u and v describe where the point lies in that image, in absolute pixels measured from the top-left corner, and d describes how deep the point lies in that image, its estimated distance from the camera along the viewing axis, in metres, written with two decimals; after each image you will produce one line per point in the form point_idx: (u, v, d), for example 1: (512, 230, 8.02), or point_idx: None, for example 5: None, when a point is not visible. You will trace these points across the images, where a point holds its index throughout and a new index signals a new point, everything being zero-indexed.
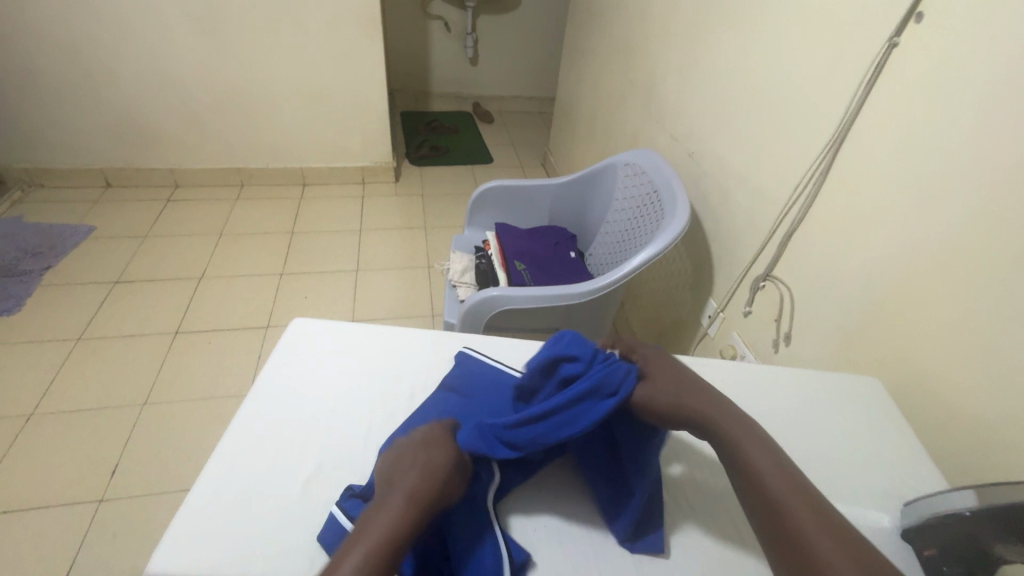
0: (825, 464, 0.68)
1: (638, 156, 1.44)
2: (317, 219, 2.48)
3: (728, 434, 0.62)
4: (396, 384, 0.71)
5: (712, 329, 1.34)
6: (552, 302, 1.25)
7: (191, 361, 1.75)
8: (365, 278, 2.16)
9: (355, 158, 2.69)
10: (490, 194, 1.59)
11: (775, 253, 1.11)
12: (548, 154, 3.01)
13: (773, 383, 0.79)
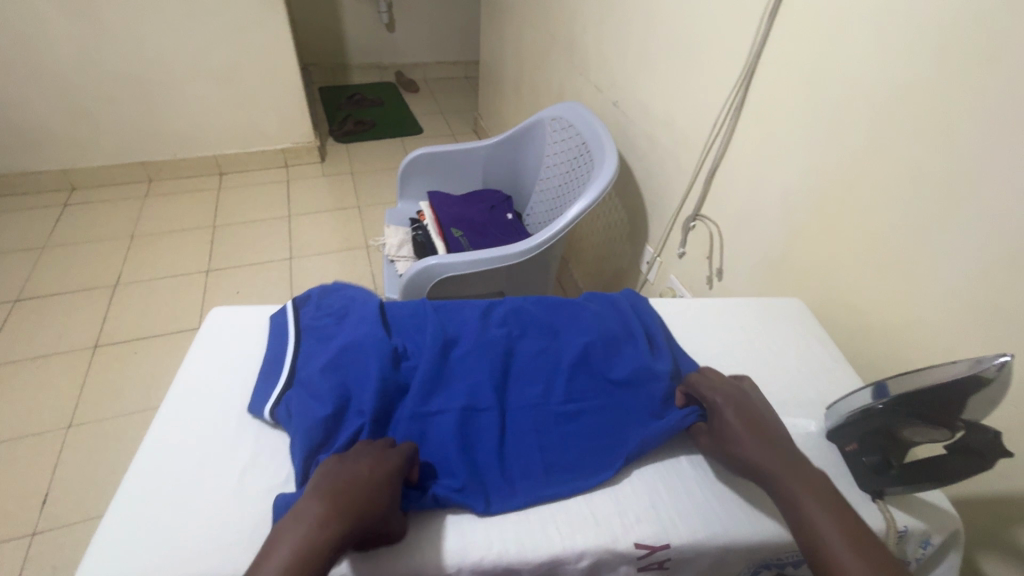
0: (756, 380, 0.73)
1: (564, 109, 1.42)
2: (241, 208, 2.32)
3: (790, 490, 0.54)
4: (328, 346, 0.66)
5: (651, 274, 1.38)
6: (493, 264, 1.26)
7: (117, 375, 1.62)
8: (300, 265, 2.06)
9: (273, 140, 2.52)
10: (419, 163, 1.54)
11: (701, 192, 1.14)
12: (478, 119, 2.95)
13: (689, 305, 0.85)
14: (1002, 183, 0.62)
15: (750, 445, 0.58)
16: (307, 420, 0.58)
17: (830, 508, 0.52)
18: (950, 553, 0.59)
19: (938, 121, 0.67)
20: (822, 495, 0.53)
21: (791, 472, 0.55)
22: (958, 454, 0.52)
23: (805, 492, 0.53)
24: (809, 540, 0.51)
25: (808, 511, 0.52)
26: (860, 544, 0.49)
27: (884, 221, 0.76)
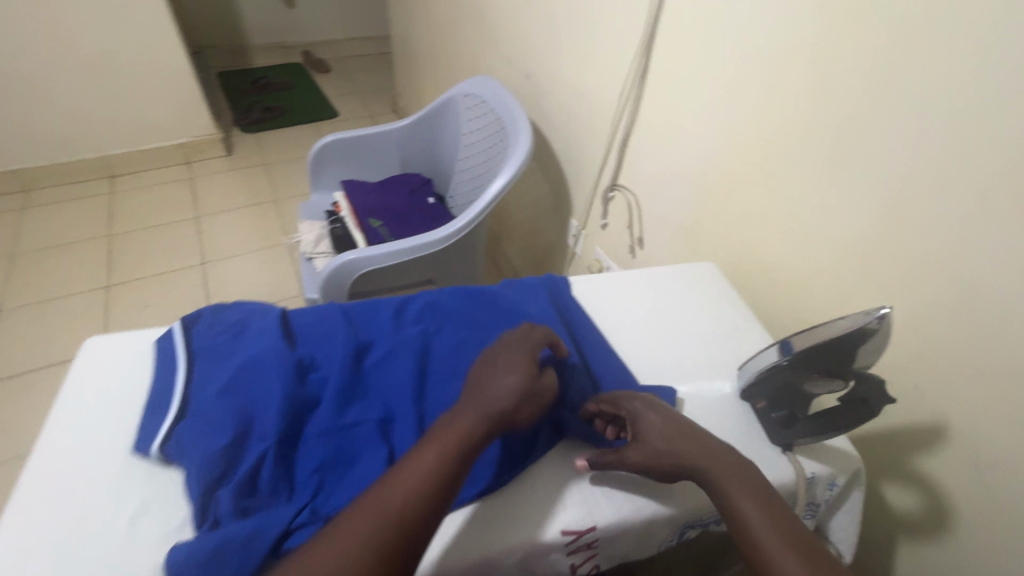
0: (673, 347, 0.74)
1: (475, 84, 1.37)
2: (140, 213, 2.11)
3: (725, 486, 0.53)
4: (227, 368, 0.61)
5: (579, 247, 1.38)
6: (414, 253, 1.21)
7: (11, 413, 1.45)
8: (215, 270, 1.91)
9: (169, 134, 2.30)
10: (329, 151, 1.44)
11: (616, 161, 1.14)
12: (396, 98, 2.82)
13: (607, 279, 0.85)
14: (880, 138, 0.64)
15: (675, 446, 0.56)
16: (202, 451, 0.53)
17: (761, 500, 0.52)
18: (855, 489, 0.63)
19: (823, 80, 0.69)
20: (756, 491, 0.53)
21: (726, 473, 0.54)
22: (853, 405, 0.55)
23: (744, 491, 0.52)
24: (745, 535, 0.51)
25: (742, 506, 0.52)
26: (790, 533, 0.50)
27: (781, 180, 0.78)
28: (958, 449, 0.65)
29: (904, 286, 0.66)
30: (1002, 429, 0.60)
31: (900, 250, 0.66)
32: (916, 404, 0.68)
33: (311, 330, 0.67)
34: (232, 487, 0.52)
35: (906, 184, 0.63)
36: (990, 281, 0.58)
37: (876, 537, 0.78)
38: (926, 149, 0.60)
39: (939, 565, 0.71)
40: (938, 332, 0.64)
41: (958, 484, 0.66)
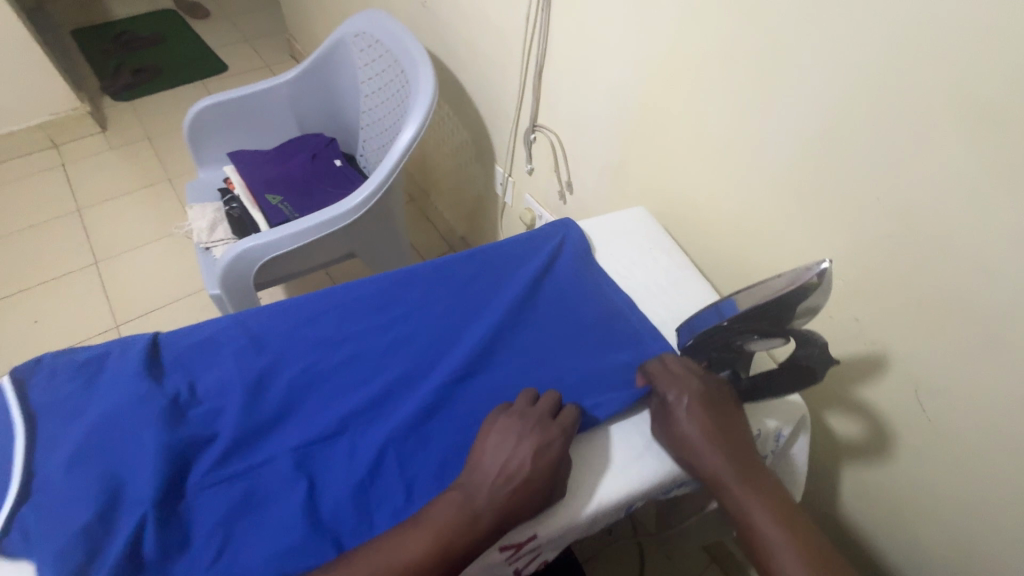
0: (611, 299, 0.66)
1: (362, 21, 1.18)
2: (6, 214, 1.82)
3: (735, 505, 0.51)
4: (74, 428, 0.50)
5: (508, 196, 1.27)
6: (322, 229, 1.06)
7: None
8: (110, 269, 1.69)
9: (22, 115, 1.94)
10: (205, 118, 1.23)
11: (533, 100, 1.02)
12: (292, 41, 2.48)
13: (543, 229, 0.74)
14: (812, 53, 0.57)
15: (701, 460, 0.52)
16: (63, 533, 0.44)
17: (773, 507, 0.50)
18: (801, 435, 0.61)
19: None
20: (773, 505, 0.50)
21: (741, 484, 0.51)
22: (790, 368, 0.54)
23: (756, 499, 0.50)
24: (752, 546, 0.49)
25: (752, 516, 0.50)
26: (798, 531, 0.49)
27: (708, 109, 0.70)
28: (898, 376, 0.64)
29: (841, 217, 0.61)
30: (939, 355, 0.59)
31: (835, 179, 0.60)
32: (856, 337, 0.66)
33: (201, 358, 0.58)
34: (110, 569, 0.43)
35: (839, 101, 0.56)
36: (929, 205, 0.54)
37: (824, 465, 0.79)
38: (861, 64, 0.53)
39: (882, 485, 0.72)
40: (877, 264, 0.60)
41: (899, 411, 0.66)
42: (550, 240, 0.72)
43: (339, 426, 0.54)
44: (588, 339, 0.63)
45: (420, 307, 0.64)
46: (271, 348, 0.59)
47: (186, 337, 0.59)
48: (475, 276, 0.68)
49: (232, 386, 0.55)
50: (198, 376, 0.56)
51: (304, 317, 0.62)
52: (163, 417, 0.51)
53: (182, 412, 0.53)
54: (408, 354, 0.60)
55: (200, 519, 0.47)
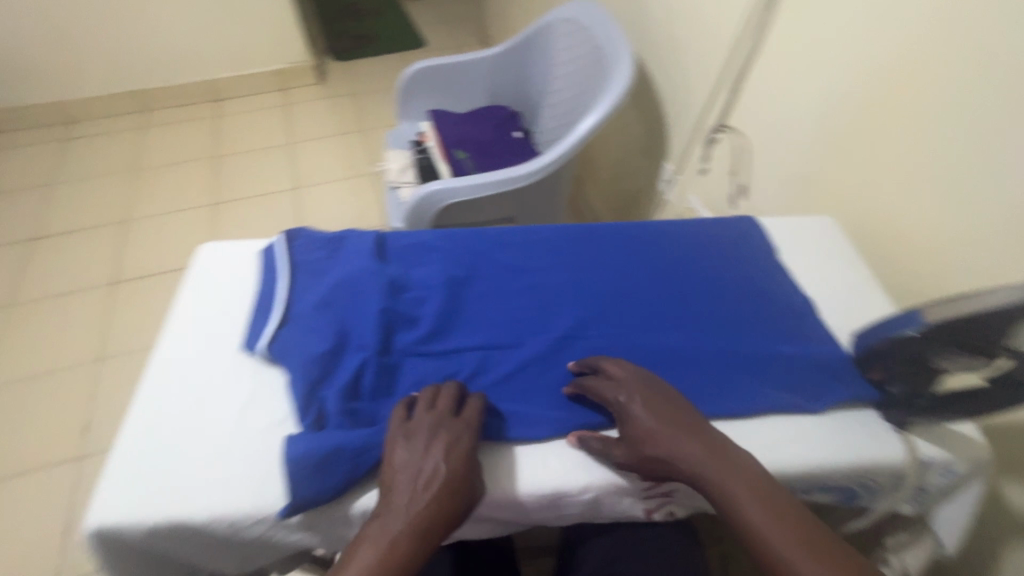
0: (785, 297, 0.68)
1: (574, 9, 1.27)
2: (240, 137, 2.23)
3: (720, 495, 0.50)
4: (321, 283, 0.64)
5: (671, 194, 1.28)
6: (499, 188, 1.17)
7: (137, 309, 1.64)
8: (305, 196, 2.00)
9: (268, 60, 2.36)
10: (417, 79, 1.42)
11: (727, 101, 1.03)
12: (486, 28, 2.71)
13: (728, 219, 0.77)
14: None
15: (666, 455, 0.52)
16: (305, 356, 0.57)
17: (759, 495, 0.49)
18: (973, 483, 0.58)
19: None
20: (755, 491, 0.49)
21: (719, 471, 0.50)
22: (1000, 385, 0.51)
23: (740, 490, 0.49)
24: (749, 541, 0.48)
25: (741, 505, 0.49)
26: (787, 517, 0.48)
27: None
28: None
29: None
30: None
31: None
32: None
33: (413, 254, 0.69)
34: (339, 391, 0.55)
35: None
36: None
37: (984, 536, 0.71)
38: None
39: None
40: None
41: None
42: (730, 231, 0.74)
43: (516, 340, 0.62)
44: (753, 328, 0.65)
45: (598, 258, 0.70)
46: (468, 261, 0.68)
47: (404, 236, 0.71)
48: (652, 244, 0.72)
49: (434, 283, 0.65)
50: (410, 268, 0.67)
51: (497, 244, 0.70)
52: (382, 291, 0.63)
53: (396, 291, 0.64)
54: (583, 294, 0.66)
55: (398, 379, 0.58)
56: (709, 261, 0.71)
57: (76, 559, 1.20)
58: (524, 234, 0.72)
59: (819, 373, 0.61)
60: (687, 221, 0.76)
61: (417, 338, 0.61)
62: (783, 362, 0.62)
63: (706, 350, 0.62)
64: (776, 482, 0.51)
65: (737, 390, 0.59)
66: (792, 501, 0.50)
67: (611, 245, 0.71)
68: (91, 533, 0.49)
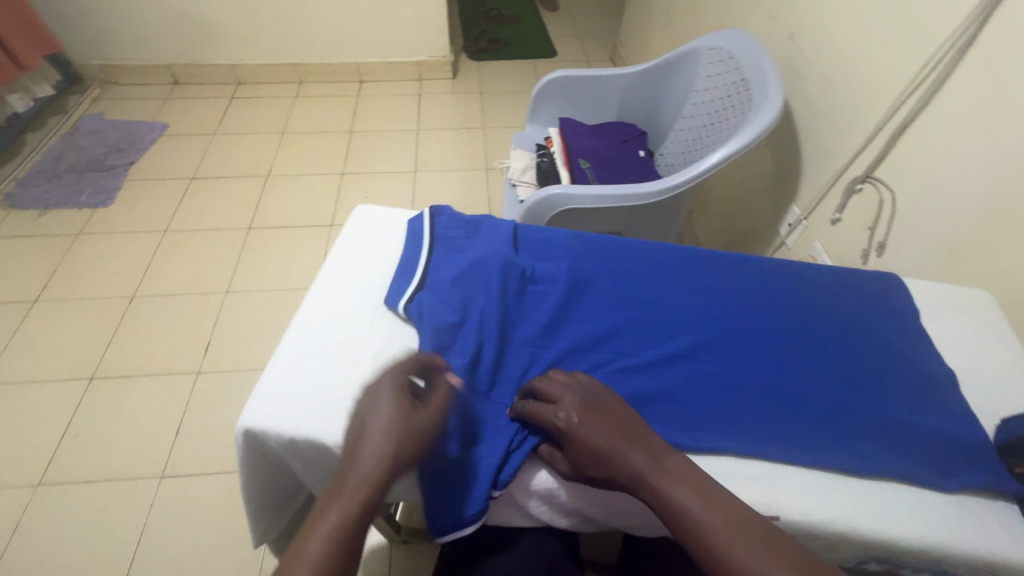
0: (917, 361, 0.65)
1: (726, 38, 1.26)
2: (374, 117, 2.42)
3: (678, 508, 0.49)
4: (456, 259, 0.70)
5: (792, 238, 1.24)
6: (619, 202, 1.16)
7: (264, 254, 1.84)
8: (422, 180, 2.14)
9: (412, 52, 2.54)
10: (554, 87, 1.46)
11: (879, 152, 0.98)
12: (618, 46, 2.74)
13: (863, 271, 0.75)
14: None
15: (614, 468, 0.52)
16: (436, 320, 0.63)
17: (711, 502, 0.49)
18: None
19: None
20: (707, 498, 0.50)
21: (670, 482, 0.51)
22: None
23: (693, 500, 0.49)
24: (708, 553, 0.47)
25: (700, 518, 0.49)
26: (740, 520, 0.48)
27: None
28: None
29: None
30: None
31: None
32: None
33: (541, 251, 0.74)
34: (461, 358, 0.60)
35: None
36: None
37: None
38: None
39: None
40: None
41: None
42: (860, 283, 0.73)
43: (629, 348, 0.64)
44: (876, 386, 0.62)
45: (720, 288, 0.71)
46: (591, 267, 0.72)
47: (535, 233, 0.76)
48: (775, 283, 0.72)
49: (556, 280, 0.69)
50: (537, 262, 0.72)
51: (620, 256, 0.74)
52: (509, 277, 0.68)
53: (523, 280, 0.69)
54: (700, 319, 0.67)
55: (513, 361, 0.62)
56: (836, 310, 0.69)
57: (180, 458, 1.36)
58: (648, 251, 0.75)
59: (946, 447, 0.58)
60: (814, 267, 0.75)
61: (535, 327, 0.65)
62: (906, 428, 0.59)
63: (822, 396, 0.61)
64: (725, 489, 0.52)
65: (853, 446, 0.57)
66: (741, 507, 0.50)
67: (733, 277, 0.73)
68: (242, 432, 0.57)
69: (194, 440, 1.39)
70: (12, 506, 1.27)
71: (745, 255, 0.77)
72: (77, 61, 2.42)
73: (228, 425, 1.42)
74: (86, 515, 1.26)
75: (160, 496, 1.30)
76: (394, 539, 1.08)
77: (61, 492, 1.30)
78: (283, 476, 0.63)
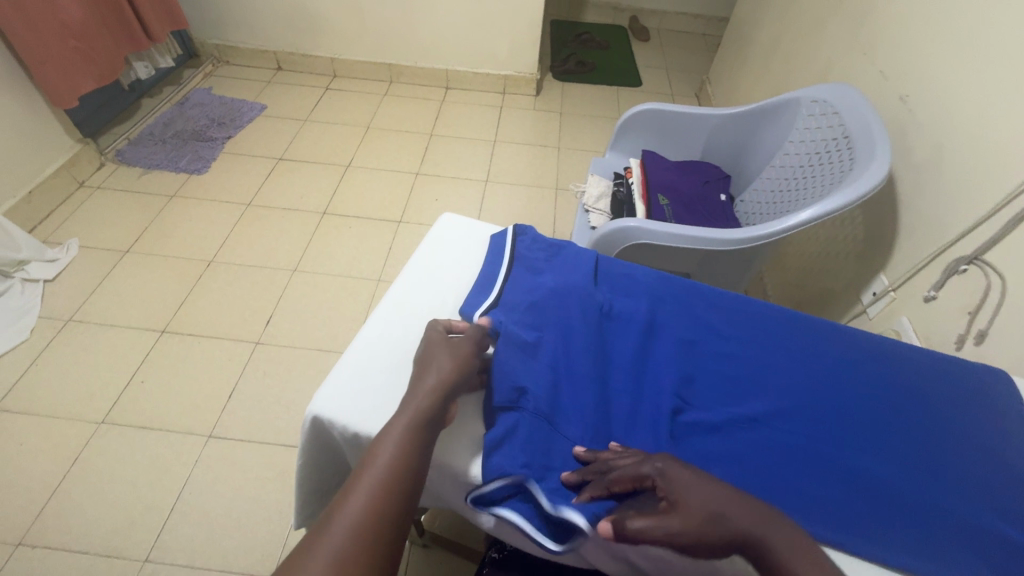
0: (979, 457, 0.67)
1: (833, 92, 1.20)
2: (454, 123, 2.49)
3: (774, 544, 0.51)
4: (539, 282, 0.76)
5: (876, 309, 1.17)
6: (695, 243, 1.13)
7: (333, 240, 1.91)
8: (492, 191, 2.17)
9: (501, 66, 2.60)
10: (641, 118, 1.44)
11: (993, 235, 0.90)
12: (706, 84, 2.70)
13: (931, 352, 0.78)
14: None
15: (715, 500, 0.54)
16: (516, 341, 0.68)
17: (796, 541, 0.51)
18: None
19: None
20: (795, 539, 0.52)
21: (763, 522, 0.53)
22: None
23: (787, 541, 0.51)
24: None
25: (790, 557, 0.50)
26: (810, 550, 0.51)
27: None
28: None
29: None
30: None
31: None
32: None
33: (618, 287, 0.79)
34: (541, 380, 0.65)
35: None
36: None
37: None
38: None
39: None
40: None
41: None
42: (926, 367, 0.76)
43: (695, 397, 0.69)
44: (933, 472, 0.65)
45: (785, 350, 0.75)
46: (663, 311, 0.77)
47: (611, 269, 0.82)
48: (840, 353, 0.76)
49: (632, 318, 0.75)
50: (614, 298, 0.78)
51: (692, 304, 0.79)
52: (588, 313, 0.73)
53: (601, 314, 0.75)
54: (753, 382, 0.71)
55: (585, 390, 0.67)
56: (898, 390, 0.73)
57: (228, 423, 1.42)
58: (720, 303, 0.80)
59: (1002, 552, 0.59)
60: (881, 341, 0.79)
61: (608, 362, 0.71)
62: (959, 520, 0.61)
63: (878, 475, 0.64)
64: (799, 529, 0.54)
65: (880, 533, 0.60)
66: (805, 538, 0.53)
67: (800, 341, 0.76)
68: (309, 417, 0.62)
69: (243, 408, 1.45)
70: (77, 438, 1.37)
71: (814, 317, 0.81)
72: (197, 38, 2.63)
73: (276, 398, 1.47)
74: (139, 460, 1.34)
75: (205, 454, 1.36)
76: (416, 542, 1.09)
77: (119, 433, 1.38)
78: (338, 460, 0.67)
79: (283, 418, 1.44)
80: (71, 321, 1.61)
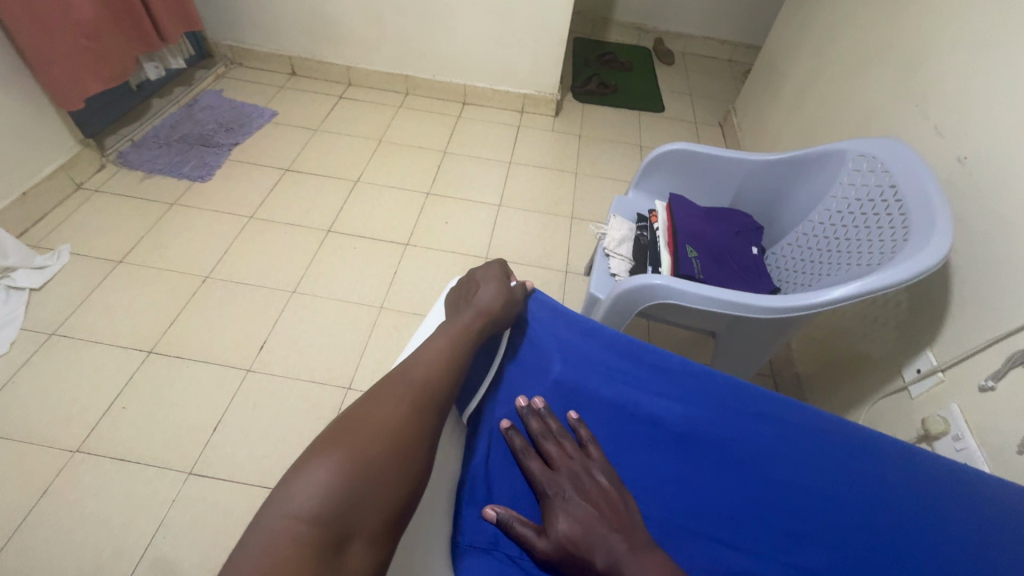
0: None
1: (883, 147, 1.10)
2: (469, 141, 2.41)
3: None
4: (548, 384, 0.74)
5: (919, 387, 1.07)
6: (730, 308, 1.02)
7: (336, 261, 1.83)
8: (504, 215, 2.08)
9: (521, 85, 2.52)
10: (667, 158, 1.35)
11: None
12: (732, 114, 2.61)
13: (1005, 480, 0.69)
14: None
15: (587, 536, 0.62)
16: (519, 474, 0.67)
17: None
18: None
19: None
20: None
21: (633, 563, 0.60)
22: None
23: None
24: None
25: None
26: None
27: None
28: None
29: None
30: None
31: None
32: None
33: (643, 382, 0.74)
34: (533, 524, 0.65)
35: None
36: None
37: None
38: None
39: None
40: None
41: None
42: (1008, 499, 0.66)
43: (717, 531, 0.66)
44: None
45: (831, 472, 0.68)
46: (692, 415, 0.71)
47: (637, 360, 0.75)
48: (899, 479, 0.67)
49: (652, 428, 0.72)
50: (638, 399, 0.73)
51: (730, 404, 0.71)
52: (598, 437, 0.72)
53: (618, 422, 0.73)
54: (792, 519, 0.66)
55: None
56: (961, 533, 0.65)
57: (211, 458, 1.33)
58: (763, 406, 0.71)
59: None
60: (954, 465, 0.68)
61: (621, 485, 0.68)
62: None
63: None
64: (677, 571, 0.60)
65: None
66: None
67: (853, 462, 0.68)
68: None
69: (227, 443, 1.36)
70: (50, 465, 1.28)
71: (875, 429, 0.71)
72: (212, 39, 2.57)
73: (264, 432, 1.39)
74: (113, 495, 1.25)
75: (183, 494, 1.27)
76: None
77: (95, 463, 1.30)
78: None
79: (270, 457, 1.34)
80: (55, 334, 1.52)
